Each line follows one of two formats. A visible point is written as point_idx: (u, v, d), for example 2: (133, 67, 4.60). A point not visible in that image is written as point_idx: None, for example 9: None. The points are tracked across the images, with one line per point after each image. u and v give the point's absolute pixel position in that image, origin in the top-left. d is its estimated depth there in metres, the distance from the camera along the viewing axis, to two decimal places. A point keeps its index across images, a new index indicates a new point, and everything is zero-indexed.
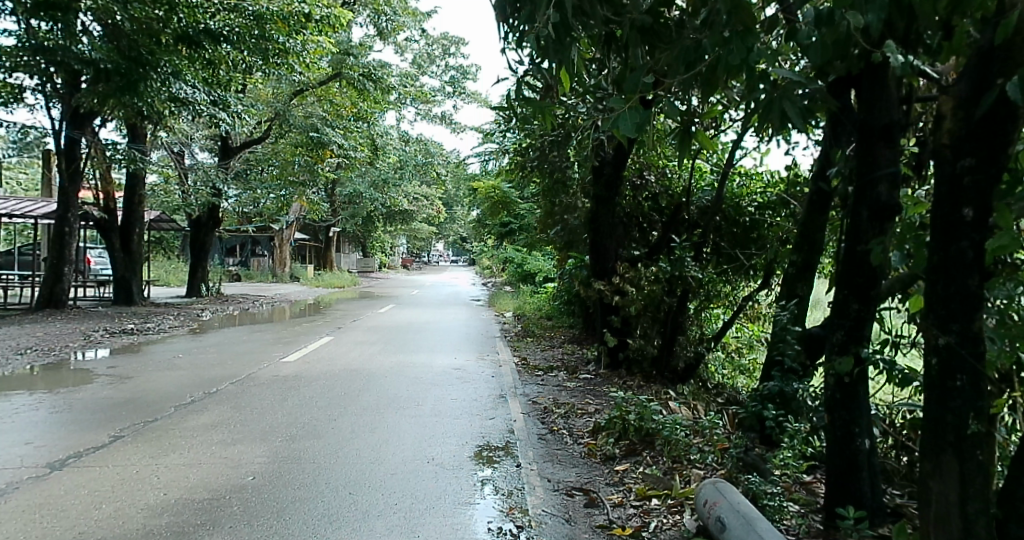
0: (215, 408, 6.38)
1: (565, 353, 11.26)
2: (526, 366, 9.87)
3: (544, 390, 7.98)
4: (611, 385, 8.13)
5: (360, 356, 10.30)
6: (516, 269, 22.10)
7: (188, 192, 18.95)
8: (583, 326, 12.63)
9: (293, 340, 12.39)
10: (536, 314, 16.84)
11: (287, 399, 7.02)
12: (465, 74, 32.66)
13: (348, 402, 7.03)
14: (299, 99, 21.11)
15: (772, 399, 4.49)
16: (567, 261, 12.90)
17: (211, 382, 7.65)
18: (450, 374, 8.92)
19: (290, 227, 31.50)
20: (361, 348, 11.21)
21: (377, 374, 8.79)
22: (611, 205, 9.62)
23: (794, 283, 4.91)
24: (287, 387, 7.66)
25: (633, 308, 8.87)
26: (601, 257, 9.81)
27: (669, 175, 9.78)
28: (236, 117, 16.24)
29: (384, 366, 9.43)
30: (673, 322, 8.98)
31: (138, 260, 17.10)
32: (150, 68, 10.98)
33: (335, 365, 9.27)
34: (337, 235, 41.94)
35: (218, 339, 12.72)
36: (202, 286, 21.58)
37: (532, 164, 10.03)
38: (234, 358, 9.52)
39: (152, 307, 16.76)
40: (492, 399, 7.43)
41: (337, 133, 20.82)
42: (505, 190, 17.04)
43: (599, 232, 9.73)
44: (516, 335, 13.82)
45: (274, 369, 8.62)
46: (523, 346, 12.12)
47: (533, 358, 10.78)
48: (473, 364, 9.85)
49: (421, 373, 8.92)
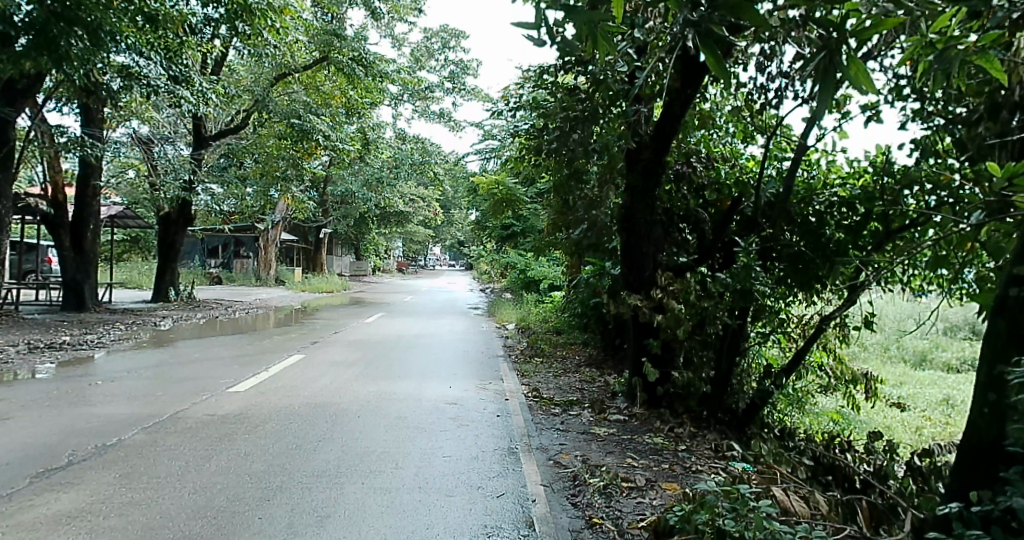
0: (94, 476, 4.38)
1: (583, 382, 9.28)
2: (539, 399, 7.91)
3: (568, 442, 5.99)
4: (654, 436, 6.23)
5: (334, 382, 8.34)
6: (517, 277, 20.13)
7: (156, 186, 16.91)
8: (603, 344, 10.67)
9: (257, 356, 10.39)
10: (542, 328, 14.84)
11: (214, 455, 5.00)
12: (465, 70, 30.77)
13: (296, 462, 5.01)
14: (283, 85, 19.15)
15: (1002, 520, 2.65)
16: (583, 266, 10.95)
17: (118, 425, 5.62)
18: (442, 413, 6.95)
19: (276, 227, 29.51)
20: (336, 371, 9.21)
21: (348, 411, 6.78)
22: (651, 198, 7.73)
23: (1020, 314, 2.83)
24: (220, 435, 5.62)
25: (680, 329, 6.90)
26: (636, 265, 7.80)
27: (720, 163, 7.93)
28: (201, 96, 13.94)
29: (361, 398, 7.46)
30: (730, 349, 7.07)
31: (91, 260, 15.03)
32: (73, 23, 8.66)
33: (298, 397, 7.26)
34: (327, 236, 39.93)
35: (167, 355, 10.67)
36: (171, 291, 19.54)
37: (549, 146, 8.05)
38: (169, 387, 7.49)
39: (106, 315, 14.70)
40: (498, 457, 5.46)
41: (322, 122, 18.57)
42: (511, 186, 14.99)
43: (634, 233, 7.78)
44: (523, 353, 11.87)
45: (215, 404, 6.63)
46: (531, 370, 10.17)
47: (544, 387, 8.76)
48: (472, 397, 7.85)
49: (407, 412, 6.92)
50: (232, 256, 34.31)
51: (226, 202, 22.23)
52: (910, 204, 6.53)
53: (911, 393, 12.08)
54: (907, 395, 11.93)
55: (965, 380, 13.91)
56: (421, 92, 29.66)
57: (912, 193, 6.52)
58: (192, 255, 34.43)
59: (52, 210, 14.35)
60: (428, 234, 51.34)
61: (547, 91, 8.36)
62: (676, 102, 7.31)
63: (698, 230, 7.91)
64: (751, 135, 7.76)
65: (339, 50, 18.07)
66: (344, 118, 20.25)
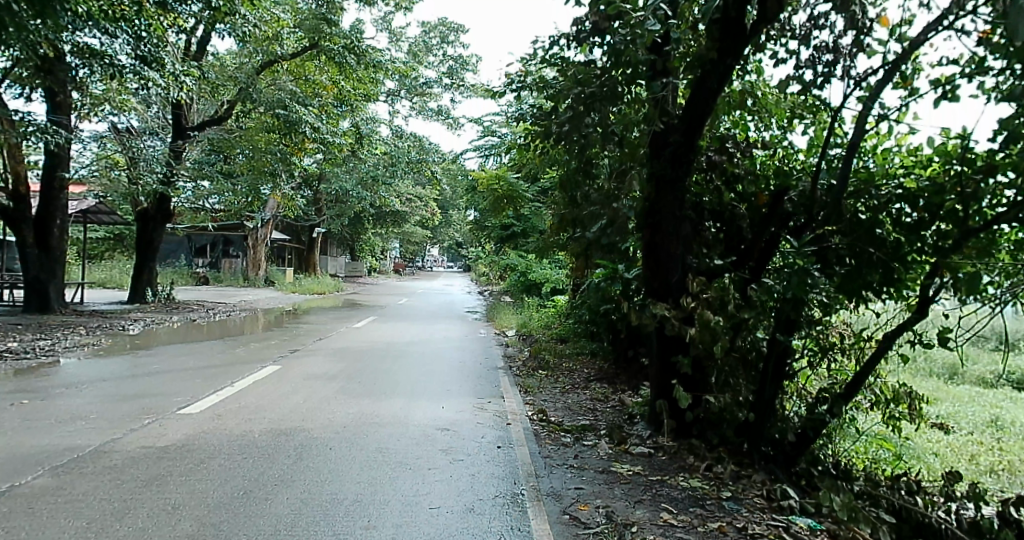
0: None
1: (595, 401, 8.15)
2: (548, 424, 6.78)
3: (586, 486, 4.86)
4: (690, 479, 5.10)
5: (308, 401, 7.23)
6: (518, 280, 19.02)
7: (132, 179, 15.78)
8: (617, 356, 9.55)
9: (228, 367, 9.26)
10: (544, 336, 13.70)
11: (129, 511, 3.86)
12: (464, 66, 29.67)
13: (238, 518, 3.88)
14: (270, 73, 18.02)
15: None
16: (593, 270, 9.83)
17: (23, 464, 4.50)
18: (432, 444, 5.83)
19: (264, 225, 28.38)
20: (312, 387, 8.07)
21: (319, 441, 5.65)
22: (680, 188, 6.61)
23: None
24: (149, 477, 4.47)
25: (717, 345, 5.73)
26: (662, 269, 6.64)
27: (758, 148, 6.81)
28: (175, 81, 12.70)
29: (336, 422, 6.32)
30: (774, 372, 5.90)
31: (58, 258, 13.89)
32: None
33: (260, 422, 6.09)
34: (320, 235, 38.83)
35: (124, 365, 9.52)
36: (149, 291, 18.39)
37: (559, 128, 6.95)
38: (110, 407, 6.35)
39: (71, 318, 13.55)
40: (500, 509, 4.34)
41: (310, 112, 17.25)
42: (513, 182, 13.84)
43: (659, 230, 6.64)
44: (524, 365, 10.75)
45: (156, 432, 5.49)
46: (534, 385, 9.05)
47: (552, 408, 7.62)
48: (469, 421, 6.73)
49: (389, 442, 5.78)
50: (220, 255, 33.16)
51: (210, 198, 21.07)
52: (988, 204, 5.19)
53: (952, 410, 10.95)
54: (948, 414, 10.80)
55: (1005, 396, 12.76)
56: (418, 88, 28.55)
57: (989, 190, 5.16)
58: (178, 253, 33.11)
59: (12, 204, 13.11)
60: (426, 235, 50.29)
61: (559, 68, 7.24)
62: (713, 76, 6.24)
63: (732, 227, 6.78)
64: (793, 118, 6.68)
65: (329, 36, 16.98)
66: (335, 110, 19.10)
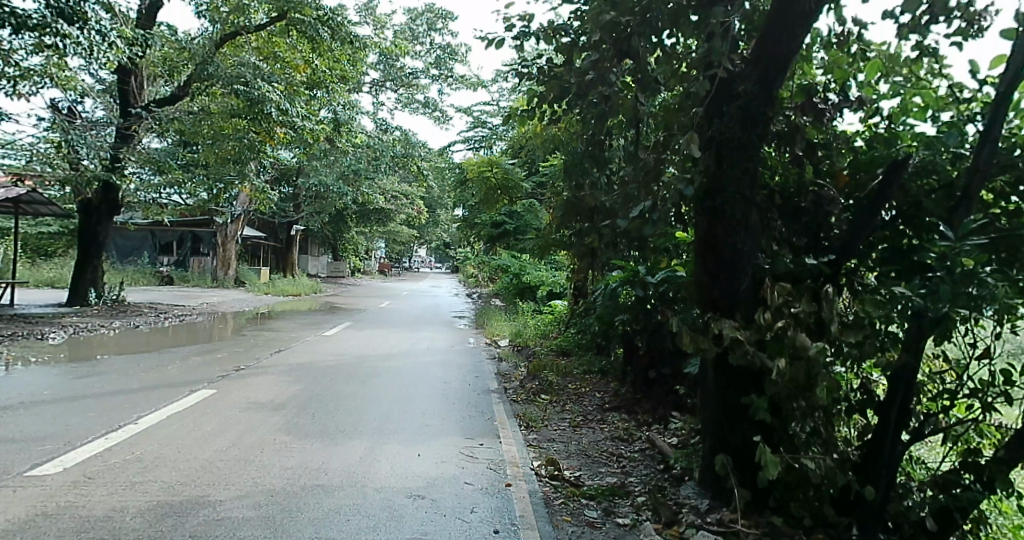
0: None
1: (618, 443, 6.26)
2: (564, 487, 4.89)
3: None
4: None
5: (230, 447, 5.28)
6: (511, 282, 17.12)
7: (70, 164, 13.77)
8: (639, 378, 7.65)
9: (145, 391, 7.29)
10: (542, 348, 11.79)
11: None
12: (452, 55, 27.73)
13: None
14: (232, 50, 16.09)
15: None
16: (606, 272, 7.93)
17: None
18: (392, 527, 3.90)
19: (235, 220, 26.31)
20: (246, 422, 6.14)
21: (220, 530, 3.71)
22: (750, 158, 4.69)
23: None
24: None
25: (820, 385, 3.84)
26: (723, 273, 4.73)
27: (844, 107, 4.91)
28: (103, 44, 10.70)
29: (258, 489, 4.38)
30: (896, 421, 4.02)
31: None
32: None
33: (146, 491, 4.16)
34: (298, 234, 36.78)
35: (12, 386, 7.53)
36: (92, 292, 16.34)
37: (578, 77, 5.07)
38: None
39: None
40: None
41: (276, 91, 15.12)
42: (507, 169, 11.97)
43: (721, 217, 4.73)
44: (520, 388, 8.81)
45: None
46: (536, 417, 7.13)
47: (564, 456, 5.75)
48: (451, 481, 4.82)
49: (329, 526, 3.86)
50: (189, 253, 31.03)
51: (168, 190, 19.01)
52: None
53: None
54: None
55: None
56: (404, 78, 26.66)
57: None
58: (141, 250, 30.86)
59: None
60: (413, 235, 48.35)
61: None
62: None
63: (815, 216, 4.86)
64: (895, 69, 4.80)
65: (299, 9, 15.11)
66: (309, 94, 17.20)
